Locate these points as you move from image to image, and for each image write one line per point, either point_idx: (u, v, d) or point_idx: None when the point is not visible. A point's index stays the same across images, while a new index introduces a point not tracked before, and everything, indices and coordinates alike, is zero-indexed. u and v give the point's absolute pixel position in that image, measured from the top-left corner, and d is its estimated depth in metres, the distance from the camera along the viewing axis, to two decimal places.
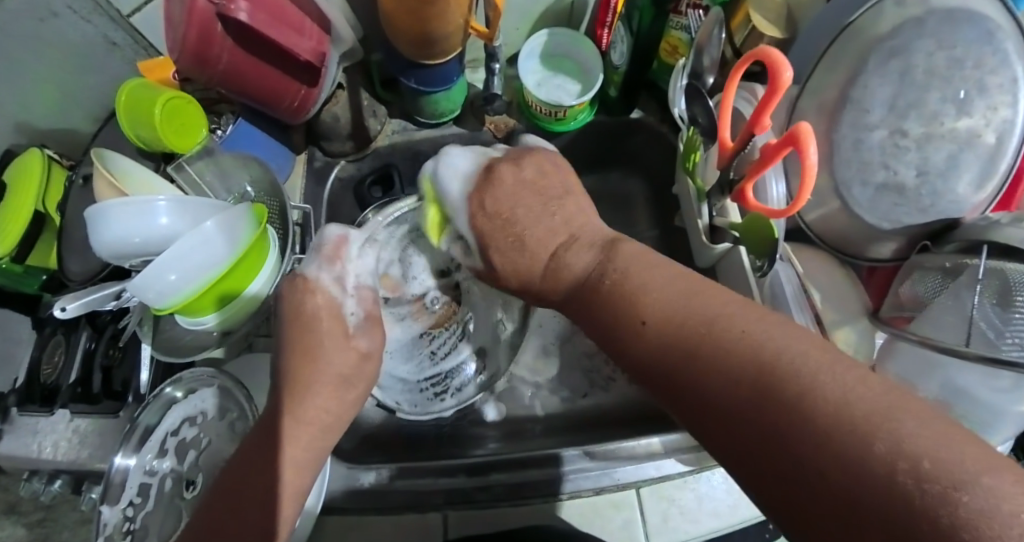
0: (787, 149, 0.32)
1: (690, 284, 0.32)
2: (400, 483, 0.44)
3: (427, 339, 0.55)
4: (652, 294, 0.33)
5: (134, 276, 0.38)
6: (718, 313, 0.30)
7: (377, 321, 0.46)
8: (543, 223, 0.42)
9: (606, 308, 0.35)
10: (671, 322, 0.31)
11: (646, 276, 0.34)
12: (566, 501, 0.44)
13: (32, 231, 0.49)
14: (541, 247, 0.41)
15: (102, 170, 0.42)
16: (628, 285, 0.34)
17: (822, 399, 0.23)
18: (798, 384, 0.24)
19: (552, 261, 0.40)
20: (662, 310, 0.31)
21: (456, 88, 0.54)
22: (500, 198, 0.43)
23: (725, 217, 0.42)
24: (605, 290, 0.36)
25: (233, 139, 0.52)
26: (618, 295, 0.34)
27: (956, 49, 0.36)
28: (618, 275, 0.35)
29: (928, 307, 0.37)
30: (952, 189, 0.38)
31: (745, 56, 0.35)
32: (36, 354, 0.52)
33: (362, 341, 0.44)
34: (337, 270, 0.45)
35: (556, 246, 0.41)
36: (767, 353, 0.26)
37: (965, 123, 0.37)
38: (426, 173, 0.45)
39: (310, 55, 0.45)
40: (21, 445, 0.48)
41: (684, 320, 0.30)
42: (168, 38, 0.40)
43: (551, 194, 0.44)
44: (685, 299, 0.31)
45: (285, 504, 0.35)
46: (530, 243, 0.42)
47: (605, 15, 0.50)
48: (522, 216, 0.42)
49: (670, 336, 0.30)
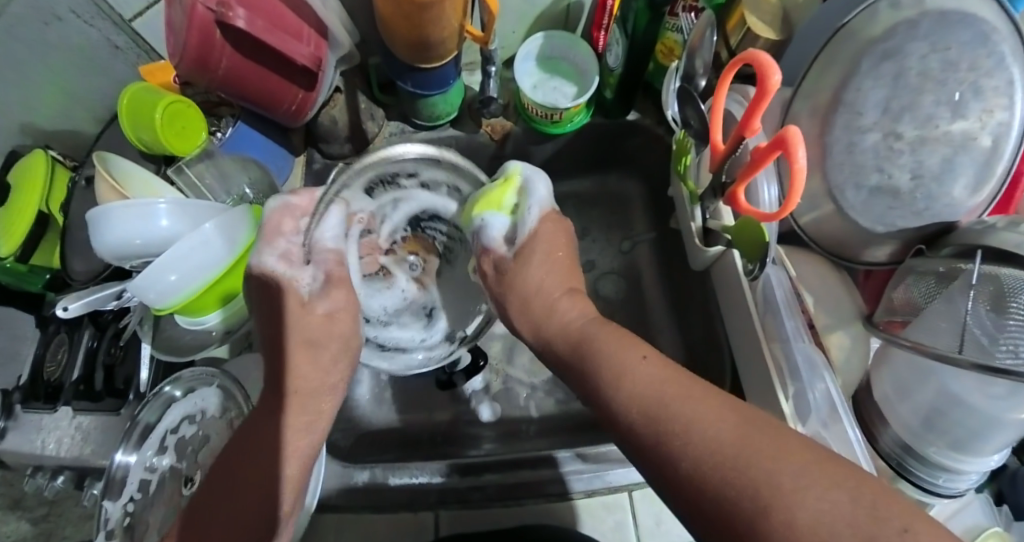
0: (776, 153, 0.32)
1: (674, 371, 0.30)
2: (395, 482, 0.45)
3: (450, 263, 0.52)
4: (631, 360, 0.31)
5: (135, 277, 0.38)
6: (689, 396, 0.28)
7: (347, 283, 0.43)
8: (551, 274, 0.41)
9: (597, 350, 0.34)
10: (650, 394, 0.29)
11: (624, 340, 0.33)
12: (579, 501, 0.44)
13: (34, 234, 0.50)
14: (554, 290, 0.40)
15: (104, 173, 0.43)
16: (613, 345, 0.33)
17: (801, 515, 0.21)
18: (778, 499, 0.22)
19: (557, 302, 0.39)
20: (650, 378, 0.30)
21: (453, 91, 0.54)
22: (553, 244, 0.42)
23: (718, 219, 0.42)
24: (593, 349, 0.34)
25: (233, 141, 0.52)
26: (609, 351, 0.33)
27: (950, 51, 0.36)
28: (608, 338, 0.34)
29: (922, 311, 0.36)
30: (947, 192, 0.38)
31: (734, 59, 0.35)
32: (38, 351, 0.51)
33: (322, 305, 0.41)
34: (286, 242, 0.41)
35: (557, 293, 0.40)
36: (752, 454, 0.24)
37: (960, 126, 0.37)
38: (518, 173, 0.43)
39: (308, 60, 0.45)
40: (25, 442, 0.49)
41: (662, 388, 0.29)
42: (169, 43, 0.41)
43: (562, 261, 0.42)
44: (664, 374, 0.30)
45: (287, 463, 0.35)
46: (541, 287, 0.40)
47: (601, 18, 0.51)
48: (545, 269, 0.41)
49: (653, 395, 0.29)
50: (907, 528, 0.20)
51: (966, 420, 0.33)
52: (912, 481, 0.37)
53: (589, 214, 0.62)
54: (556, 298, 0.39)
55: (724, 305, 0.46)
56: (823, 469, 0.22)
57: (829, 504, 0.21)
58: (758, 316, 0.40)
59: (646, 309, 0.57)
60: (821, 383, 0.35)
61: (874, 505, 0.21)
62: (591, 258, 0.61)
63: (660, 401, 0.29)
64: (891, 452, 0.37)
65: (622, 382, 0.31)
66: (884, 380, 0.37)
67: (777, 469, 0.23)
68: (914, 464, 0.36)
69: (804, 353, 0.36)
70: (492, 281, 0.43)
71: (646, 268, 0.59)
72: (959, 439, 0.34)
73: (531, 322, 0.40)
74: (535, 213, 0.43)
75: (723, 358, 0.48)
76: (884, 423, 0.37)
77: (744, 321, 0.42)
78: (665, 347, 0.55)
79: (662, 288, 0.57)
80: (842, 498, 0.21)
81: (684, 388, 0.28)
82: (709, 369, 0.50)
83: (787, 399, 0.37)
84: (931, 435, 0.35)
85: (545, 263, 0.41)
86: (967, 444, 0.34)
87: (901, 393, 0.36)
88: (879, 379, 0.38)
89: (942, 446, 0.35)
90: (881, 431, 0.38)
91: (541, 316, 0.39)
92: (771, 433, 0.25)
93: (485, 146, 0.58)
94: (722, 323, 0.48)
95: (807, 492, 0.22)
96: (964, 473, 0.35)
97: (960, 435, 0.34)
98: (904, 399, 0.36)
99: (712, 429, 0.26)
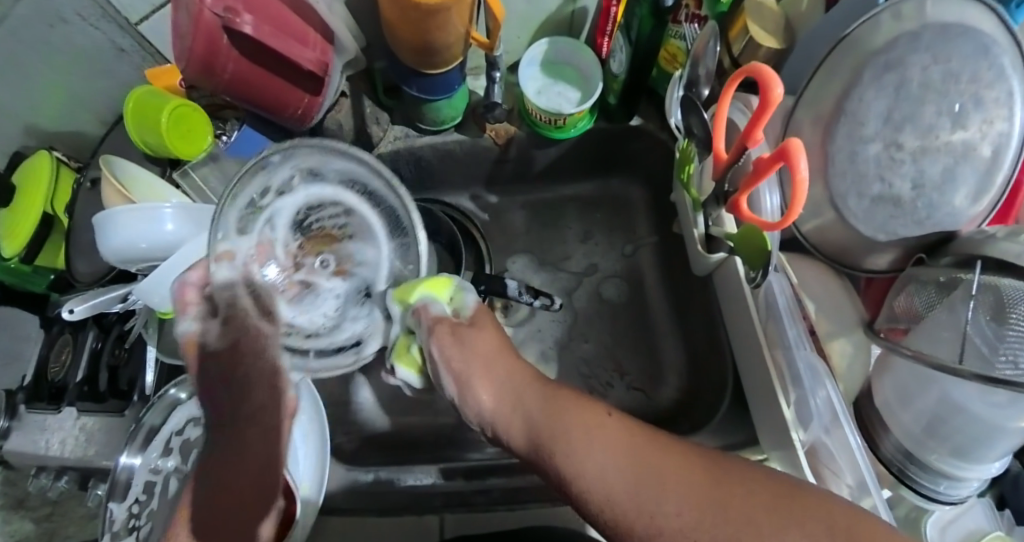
0: (779, 163, 0.33)
1: (629, 431, 0.26)
2: (403, 484, 0.47)
3: (356, 234, 0.42)
4: (591, 422, 0.27)
5: (142, 281, 0.39)
6: (653, 451, 0.25)
7: (249, 318, 0.37)
8: (487, 342, 0.34)
9: (556, 417, 0.28)
10: (616, 468, 0.25)
11: (575, 403, 0.29)
12: None
13: (39, 234, 0.50)
14: (499, 354, 0.33)
15: (110, 178, 0.44)
16: (567, 411, 0.28)
17: None
18: None
19: (508, 364, 0.33)
20: (616, 441, 0.26)
21: (457, 96, 0.55)
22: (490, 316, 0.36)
23: (721, 226, 0.43)
24: (551, 415, 0.28)
25: (237, 145, 0.52)
26: (568, 417, 0.28)
27: (952, 63, 0.37)
28: (564, 404, 0.29)
29: (925, 319, 0.36)
30: (948, 201, 0.38)
31: (738, 71, 0.35)
32: (43, 351, 0.52)
33: (224, 342, 0.37)
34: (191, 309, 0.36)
35: (496, 361, 0.33)
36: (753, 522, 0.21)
37: (960, 136, 0.37)
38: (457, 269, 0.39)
39: (314, 65, 0.46)
40: (29, 442, 0.49)
41: (630, 457, 0.25)
42: (176, 48, 0.41)
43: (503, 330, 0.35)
44: (626, 430, 0.26)
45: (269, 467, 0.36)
46: (486, 352, 0.33)
47: (606, 24, 0.52)
48: (482, 336, 0.34)
49: (628, 462, 0.25)
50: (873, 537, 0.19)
51: (967, 427, 0.34)
52: (913, 488, 0.37)
53: (591, 217, 0.62)
54: (517, 368, 0.33)
55: (726, 311, 0.47)
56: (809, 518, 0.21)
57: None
58: (761, 323, 0.40)
59: (647, 312, 0.57)
60: (823, 389, 0.35)
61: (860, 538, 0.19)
62: (593, 262, 0.60)
63: (634, 464, 0.25)
64: (893, 459, 0.37)
65: (589, 443, 0.26)
66: (886, 386, 0.38)
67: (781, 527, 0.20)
68: (916, 471, 0.36)
69: (806, 361, 0.36)
70: (447, 345, 0.33)
71: (648, 272, 0.59)
72: (960, 445, 0.34)
73: (492, 388, 0.32)
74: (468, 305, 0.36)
75: (725, 363, 0.48)
76: (887, 430, 0.38)
77: (745, 327, 0.42)
78: (666, 350, 0.55)
79: (664, 291, 0.57)
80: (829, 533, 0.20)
81: (656, 450, 0.25)
82: (711, 373, 0.51)
83: (788, 405, 0.38)
84: (932, 443, 0.35)
85: (495, 331, 0.35)
86: (968, 451, 0.34)
87: (902, 400, 0.36)
88: (881, 385, 0.38)
89: (943, 453, 0.35)
90: (884, 439, 0.38)
91: (491, 386, 0.32)
92: (740, 479, 0.23)
93: (489, 150, 0.58)
94: (724, 325, 0.49)
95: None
96: (966, 481, 0.35)
97: (960, 442, 0.34)
98: (905, 406, 0.36)
99: (688, 495, 0.23)
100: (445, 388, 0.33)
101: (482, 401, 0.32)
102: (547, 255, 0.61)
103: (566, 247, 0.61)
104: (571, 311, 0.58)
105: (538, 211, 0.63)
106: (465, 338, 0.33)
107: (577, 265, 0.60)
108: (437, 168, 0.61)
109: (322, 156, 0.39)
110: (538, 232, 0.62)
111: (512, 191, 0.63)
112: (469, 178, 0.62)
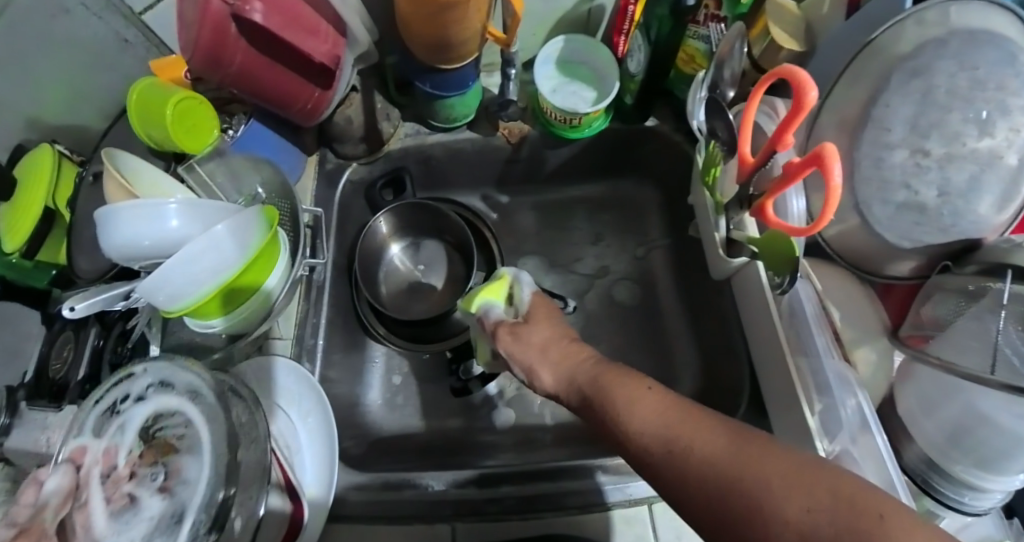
0: (812, 168, 0.33)
1: (672, 401, 0.29)
2: (411, 489, 0.45)
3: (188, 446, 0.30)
4: (635, 393, 0.30)
5: (144, 278, 0.37)
6: (690, 420, 0.27)
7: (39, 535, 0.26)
8: (542, 332, 0.41)
9: (604, 389, 0.32)
10: (651, 429, 0.28)
11: (625, 378, 0.32)
12: (614, 511, 0.43)
13: (41, 229, 0.48)
14: (554, 341, 0.40)
15: (114, 171, 0.41)
16: (615, 385, 0.32)
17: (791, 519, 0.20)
18: (764, 507, 0.21)
19: (561, 348, 0.39)
20: (653, 409, 0.29)
21: (471, 93, 0.53)
22: (541, 311, 0.44)
23: (742, 230, 0.42)
24: (599, 386, 0.33)
25: (244, 140, 0.50)
26: (621, 389, 0.31)
27: (978, 70, 0.36)
28: (615, 379, 0.32)
29: (949, 328, 0.36)
30: (974, 209, 0.37)
31: (768, 74, 0.35)
32: (43, 349, 0.47)
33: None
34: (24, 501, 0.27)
35: (551, 346, 0.39)
36: (741, 472, 0.23)
37: (987, 144, 0.36)
38: (507, 271, 0.47)
39: (325, 58, 0.44)
40: (30, 440, 0.42)
41: (665, 426, 0.27)
42: (180, 34, 0.40)
43: (555, 324, 0.42)
44: (667, 401, 0.29)
45: None
46: (538, 339, 0.40)
47: (622, 23, 0.50)
48: (535, 330, 0.41)
49: (661, 423, 0.27)
50: (881, 512, 0.18)
51: (994, 440, 0.32)
52: (939, 499, 0.37)
53: (602, 218, 0.61)
54: (571, 347, 0.39)
55: (746, 317, 0.46)
56: (807, 476, 0.21)
57: (806, 496, 0.20)
58: (784, 330, 0.41)
59: (660, 315, 0.57)
60: (853, 398, 0.35)
61: (847, 496, 0.19)
62: (605, 264, 0.60)
63: (665, 424, 0.27)
64: (917, 470, 0.37)
65: (631, 408, 0.29)
66: (908, 394, 0.38)
67: (766, 475, 0.22)
68: (939, 481, 0.36)
69: (835, 369, 0.37)
70: (508, 343, 0.41)
71: (660, 275, 0.58)
72: (985, 458, 0.33)
73: (552, 369, 0.38)
74: (527, 292, 0.46)
75: (742, 369, 0.48)
76: (911, 440, 0.37)
77: (766, 332, 0.42)
78: (680, 354, 0.54)
79: (677, 295, 0.57)
80: (814, 490, 0.20)
81: (688, 415, 0.27)
82: (726, 380, 0.50)
83: (812, 414, 0.38)
84: (955, 452, 0.34)
85: (546, 321, 0.42)
86: (994, 462, 0.33)
87: (925, 409, 0.36)
88: (904, 394, 0.38)
89: (968, 464, 0.34)
90: (907, 448, 0.37)
91: (548, 364, 0.38)
92: (764, 443, 0.23)
93: (501, 149, 0.57)
94: (740, 331, 0.49)
95: (786, 497, 0.21)
96: (989, 492, 0.35)
97: (987, 453, 0.33)
98: (929, 415, 0.36)
99: (706, 451, 0.25)
100: (518, 376, 0.41)
101: (545, 382, 0.38)
102: (558, 257, 0.60)
103: (577, 250, 0.60)
104: (583, 315, 0.57)
105: (547, 211, 0.62)
106: (521, 331, 0.41)
107: (588, 267, 0.59)
108: (448, 167, 0.59)
109: (176, 365, 0.34)
110: (549, 233, 0.61)
111: (522, 192, 0.62)
112: (481, 178, 0.61)
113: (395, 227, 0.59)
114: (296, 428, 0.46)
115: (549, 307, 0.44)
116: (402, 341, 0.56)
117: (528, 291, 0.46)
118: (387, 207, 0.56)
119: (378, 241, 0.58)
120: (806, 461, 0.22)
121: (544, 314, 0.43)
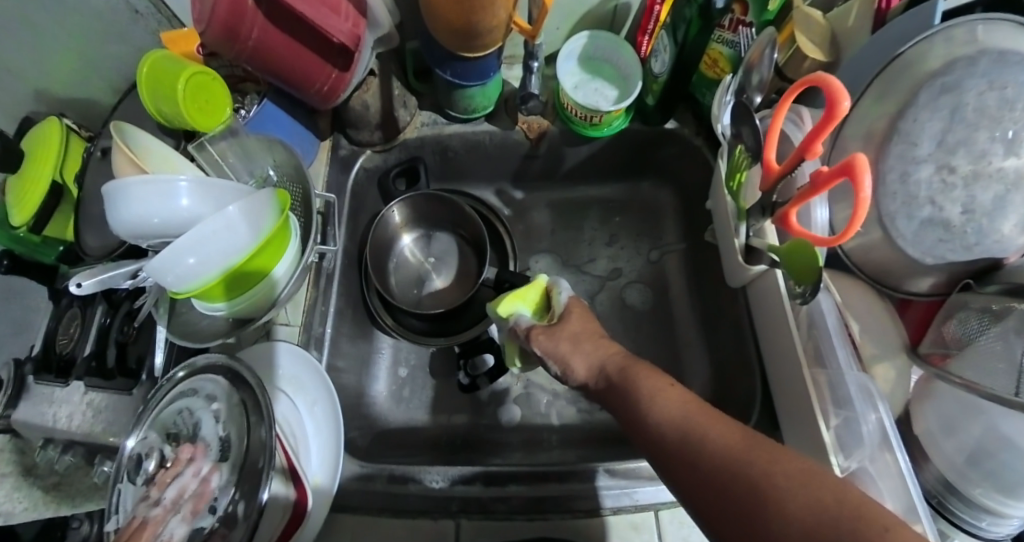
0: (841, 178, 0.32)
1: (694, 399, 0.29)
2: (432, 486, 0.45)
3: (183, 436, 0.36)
4: (658, 386, 0.31)
5: (152, 259, 0.35)
6: (709, 417, 0.27)
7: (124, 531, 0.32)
8: (573, 323, 0.41)
9: (629, 380, 0.33)
10: (671, 421, 0.28)
11: (651, 373, 0.32)
12: (610, 517, 0.43)
13: (49, 202, 0.46)
14: (583, 332, 0.40)
15: (123, 146, 0.39)
16: (639, 378, 0.32)
17: (793, 518, 0.20)
18: (772, 505, 0.21)
19: (589, 340, 0.38)
20: (673, 402, 0.29)
21: (492, 84, 0.52)
22: (585, 319, 0.41)
23: (762, 238, 0.42)
24: (625, 377, 0.33)
25: (258, 120, 0.49)
26: (648, 381, 0.32)
27: (1008, 90, 0.36)
28: (642, 371, 0.33)
29: (970, 346, 0.36)
30: (998, 229, 0.37)
31: (801, 80, 0.34)
32: (52, 324, 0.49)
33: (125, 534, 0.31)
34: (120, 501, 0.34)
35: (578, 338, 0.39)
36: (747, 469, 0.23)
37: (1013, 163, 0.36)
38: (542, 277, 0.46)
39: (347, 38, 0.41)
40: (36, 413, 0.45)
41: (682, 419, 0.28)
42: (192, 9, 0.38)
43: (593, 322, 0.41)
44: (692, 398, 0.29)
45: None
46: (565, 330, 0.40)
47: (647, 23, 0.49)
48: (565, 323, 0.41)
49: (681, 417, 0.28)
50: (886, 525, 0.18)
51: (1016, 463, 0.32)
52: (955, 522, 0.37)
53: (614, 220, 0.62)
54: (601, 340, 0.39)
55: (760, 325, 0.46)
56: (818, 483, 0.21)
57: (813, 497, 0.20)
58: (800, 341, 0.40)
59: (672, 319, 0.57)
60: (874, 413, 0.35)
61: (857, 508, 0.19)
62: (617, 266, 0.60)
63: (683, 419, 0.28)
64: (934, 491, 0.37)
65: (654, 398, 0.30)
66: (928, 414, 0.38)
67: (775, 471, 0.22)
68: (956, 502, 0.36)
69: (857, 382, 0.36)
70: (543, 341, 0.40)
71: (672, 280, 0.58)
72: (1006, 483, 0.33)
73: (580, 358, 0.38)
74: (563, 295, 0.44)
75: (754, 377, 0.48)
76: (928, 460, 0.37)
77: (782, 343, 0.42)
78: (691, 360, 0.54)
79: (689, 301, 0.56)
80: (817, 493, 0.21)
81: (707, 413, 0.28)
82: (736, 390, 0.50)
83: (828, 428, 0.37)
84: (974, 476, 0.34)
85: (585, 319, 0.41)
86: (1016, 489, 0.33)
87: (946, 429, 0.36)
88: (923, 414, 0.38)
89: (987, 488, 0.34)
90: (926, 468, 0.37)
91: (573, 355, 0.38)
92: (775, 446, 0.24)
93: (520, 144, 0.57)
94: (753, 340, 0.48)
95: (791, 499, 0.21)
96: (1008, 519, 0.34)
97: (1008, 479, 0.33)
98: (949, 435, 0.35)
99: (720, 446, 0.25)
100: (551, 370, 0.40)
101: (574, 371, 0.38)
102: (571, 257, 0.60)
103: (589, 250, 0.61)
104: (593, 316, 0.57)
105: (562, 210, 0.62)
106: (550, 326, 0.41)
107: (600, 269, 0.60)
108: (464, 159, 0.59)
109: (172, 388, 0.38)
110: (560, 232, 0.62)
111: (538, 189, 0.62)
112: (497, 170, 0.60)
113: (408, 217, 0.58)
114: (302, 416, 0.45)
115: (589, 311, 0.42)
116: (411, 332, 0.56)
117: (570, 294, 0.44)
118: (401, 197, 0.56)
119: (390, 230, 0.58)
120: (821, 468, 0.22)
121: (583, 314, 0.42)
